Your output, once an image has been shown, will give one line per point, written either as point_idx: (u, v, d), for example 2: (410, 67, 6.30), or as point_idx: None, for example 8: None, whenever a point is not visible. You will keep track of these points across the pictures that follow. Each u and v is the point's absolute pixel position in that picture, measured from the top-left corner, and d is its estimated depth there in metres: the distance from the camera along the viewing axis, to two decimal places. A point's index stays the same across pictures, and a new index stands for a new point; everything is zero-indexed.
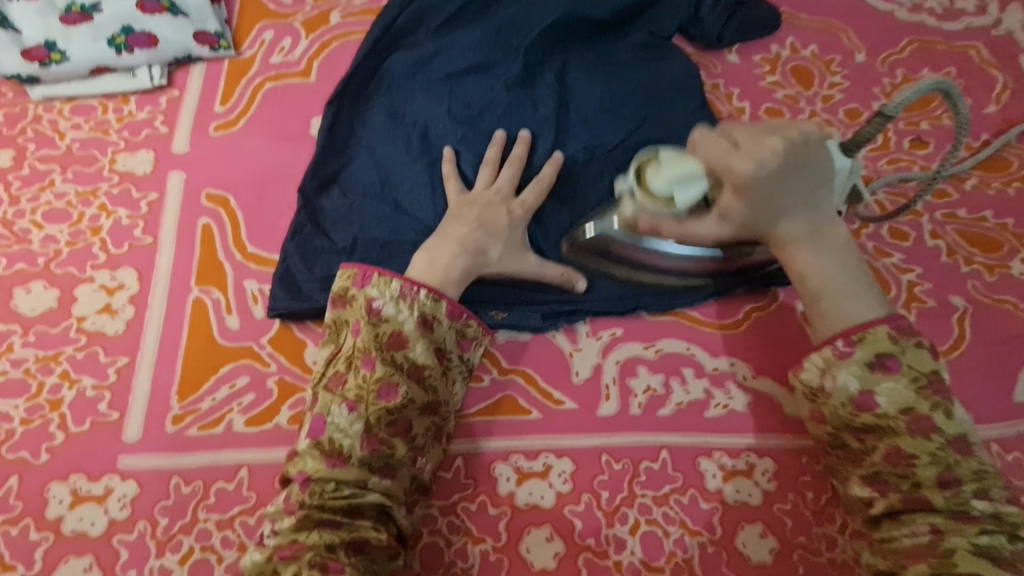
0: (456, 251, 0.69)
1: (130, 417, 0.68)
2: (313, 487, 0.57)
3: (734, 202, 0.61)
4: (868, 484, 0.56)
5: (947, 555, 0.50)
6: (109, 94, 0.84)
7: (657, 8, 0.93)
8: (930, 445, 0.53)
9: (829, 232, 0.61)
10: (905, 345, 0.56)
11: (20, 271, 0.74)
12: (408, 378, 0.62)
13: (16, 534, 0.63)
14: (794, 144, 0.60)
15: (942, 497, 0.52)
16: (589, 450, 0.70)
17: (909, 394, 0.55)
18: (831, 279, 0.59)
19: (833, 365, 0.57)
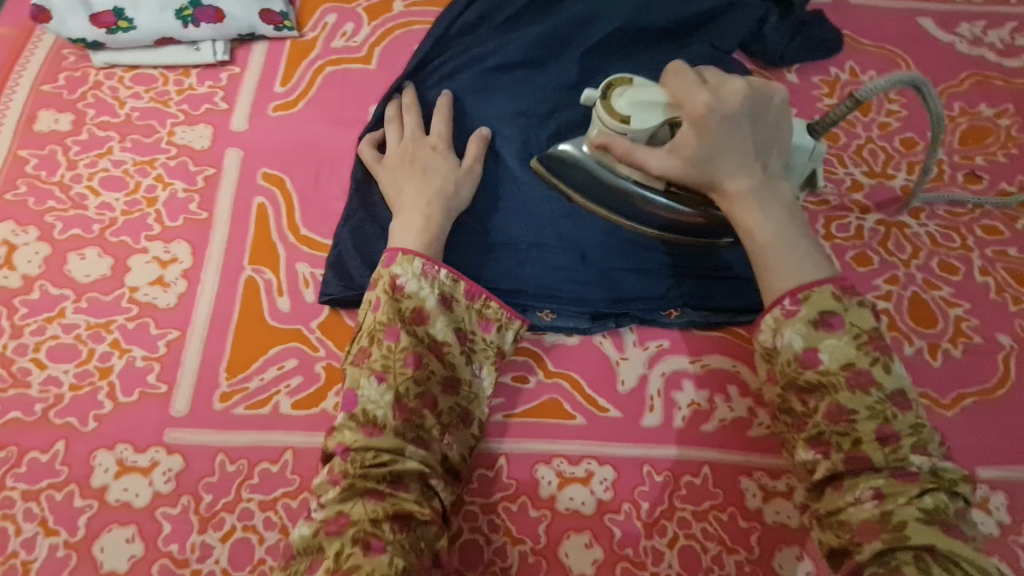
0: (427, 209, 0.71)
1: (178, 391, 0.68)
2: (352, 456, 0.57)
3: (691, 137, 0.61)
4: (811, 447, 0.56)
5: (898, 528, 0.50)
6: (171, 66, 0.84)
7: (723, 21, 0.91)
8: (869, 400, 0.54)
9: (774, 191, 0.62)
10: (848, 303, 0.56)
11: (75, 236, 0.74)
12: (431, 352, 0.64)
13: (61, 499, 0.63)
14: (758, 99, 0.63)
15: (882, 455, 0.52)
16: (631, 459, 0.70)
17: (851, 350, 0.54)
18: (776, 237, 0.60)
19: (781, 324, 0.57)
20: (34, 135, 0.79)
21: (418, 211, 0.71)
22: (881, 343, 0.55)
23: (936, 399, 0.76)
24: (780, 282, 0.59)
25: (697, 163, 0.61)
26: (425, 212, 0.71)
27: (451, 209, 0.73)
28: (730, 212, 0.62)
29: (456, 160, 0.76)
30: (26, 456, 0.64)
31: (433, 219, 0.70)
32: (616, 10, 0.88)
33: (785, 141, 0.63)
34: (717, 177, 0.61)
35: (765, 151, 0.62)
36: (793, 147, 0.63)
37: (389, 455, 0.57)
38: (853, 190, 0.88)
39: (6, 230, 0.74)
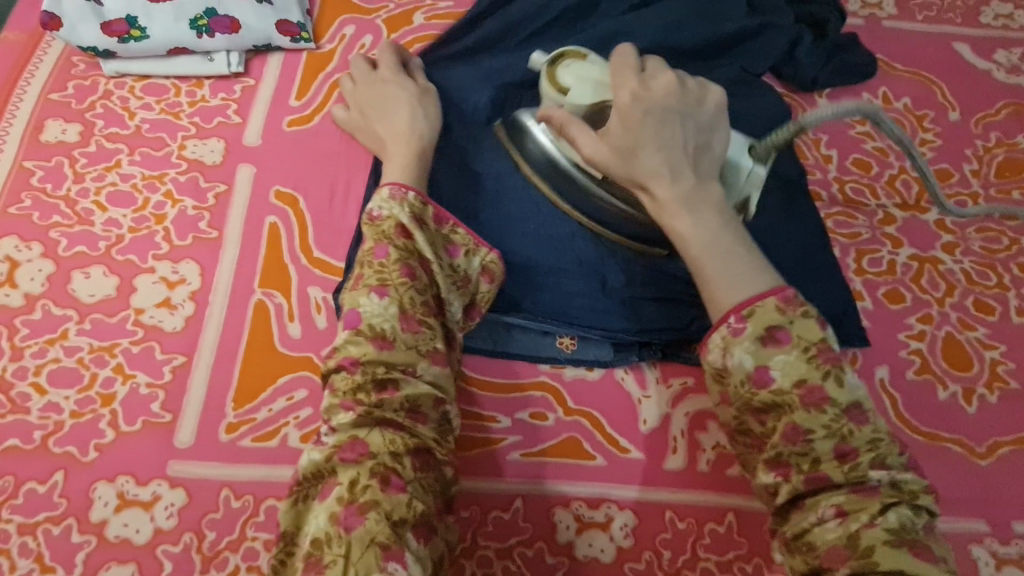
0: (407, 138, 0.71)
1: (183, 420, 0.65)
2: (364, 370, 0.54)
3: (617, 129, 0.58)
4: (771, 470, 0.51)
5: (866, 553, 0.46)
6: (183, 76, 0.82)
7: (753, 43, 0.88)
8: (824, 419, 0.49)
9: (704, 195, 0.57)
10: (792, 316, 0.51)
11: (80, 254, 0.71)
12: (423, 265, 0.62)
13: (58, 535, 0.60)
14: (690, 97, 0.59)
15: (841, 473, 0.49)
16: (652, 505, 0.67)
17: (803, 366, 0.50)
18: (706, 243, 0.55)
19: (730, 342, 0.52)
20: (40, 146, 0.76)
21: (400, 141, 0.71)
22: (833, 355, 0.50)
23: (971, 446, 0.73)
24: (718, 294, 0.54)
25: (623, 157, 0.58)
26: (407, 140, 0.71)
27: (427, 130, 0.73)
28: (659, 217, 0.58)
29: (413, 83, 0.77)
30: (23, 487, 0.62)
31: (415, 143, 0.71)
32: (642, 30, 0.85)
33: (718, 147, 0.60)
34: (645, 174, 0.57)
35: (696, 153, 0.58)
36: (732, 160, 0.63)
37: (400, 374, 0.55)
38: (885, 223, 0.84)
39: (9, 246, 0.71)
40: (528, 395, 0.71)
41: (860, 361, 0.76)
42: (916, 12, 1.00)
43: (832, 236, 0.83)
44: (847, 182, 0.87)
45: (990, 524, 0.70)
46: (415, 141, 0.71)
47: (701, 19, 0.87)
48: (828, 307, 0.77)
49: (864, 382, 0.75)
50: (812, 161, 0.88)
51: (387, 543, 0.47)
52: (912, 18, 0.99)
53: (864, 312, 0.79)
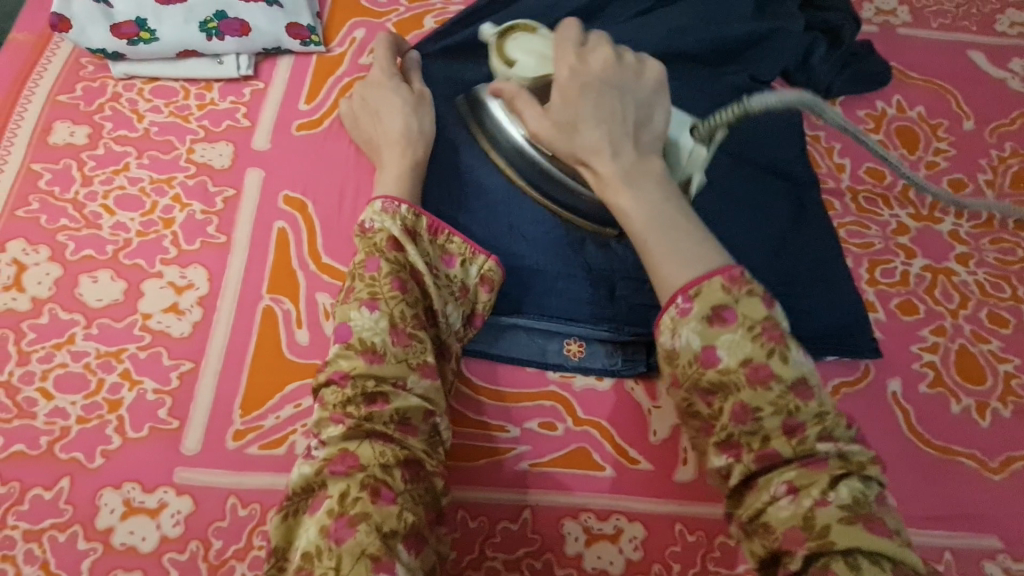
0: (401, 146, 0.70)
1: (190, 427, 0.65)
2: (354, 384, 0.54)
3: (557, 106, 0.58)
4: (722, 453, 0.51)
5: (822, 533, 0.45)
6: (192, 79, 0.81)
7: (765, 49, 0.87)
8: (771, 395, 0.49)
9: (644, 166, 0.56)
10: (738, 294, 0.50)
11: (88, 257, 0.71)
12: (414, 279, 0.62)
13: (64, 542, 0.60)
14: (626, 72, 0.59)
15: (790, 447, 0.49)
16: (662, 517, 0.66)
17: (748, 345, 0.49)
18: (648, 214, 0.54)
19: (677, 323, 0.51)
20: (48, 148, 0.76)
21: (394, 149, 0.70)
22: (776, 333, 0.49)
23: (984, 461, 0.72)
24: (669, 278, 0.52)
25: (564, 132, 0.58)
26: (401, 148, 0.70)
27: (419, 136, 0.72)
28: (603, 192, 0.57)
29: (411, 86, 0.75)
30: (29, 493, 0.61)
31: (409, 152, 0.70)
32: (652, 36, 0.85)
33: (657, 122, 0.59)
34: (586, 150, 0.57)
35: (636, 126, 0.58)
36: (673, 138, 0.64)
37: (389, 388, 0.55)
38: (898, 233, 0.83)
39: (16, 249, 0.70)
40: (537, 404, 0.71)
41: (872, 373, 0.76)
42: (930, 19, 0.99)
43: (845, 246, 0.82)
44: (860, 191, 0.86)
45: (1003, 540, 0.69)
46: (410, 148, 0.70)
47: (713, 25, 0.86)
48: (839, 318, 0.76)
49: (876, 394, 0.74)
50: (825, 170, 0.87)
51: (377, 555, 0.46)
52: (926, 25, 0.98)
53: (877, 324, 0.78)
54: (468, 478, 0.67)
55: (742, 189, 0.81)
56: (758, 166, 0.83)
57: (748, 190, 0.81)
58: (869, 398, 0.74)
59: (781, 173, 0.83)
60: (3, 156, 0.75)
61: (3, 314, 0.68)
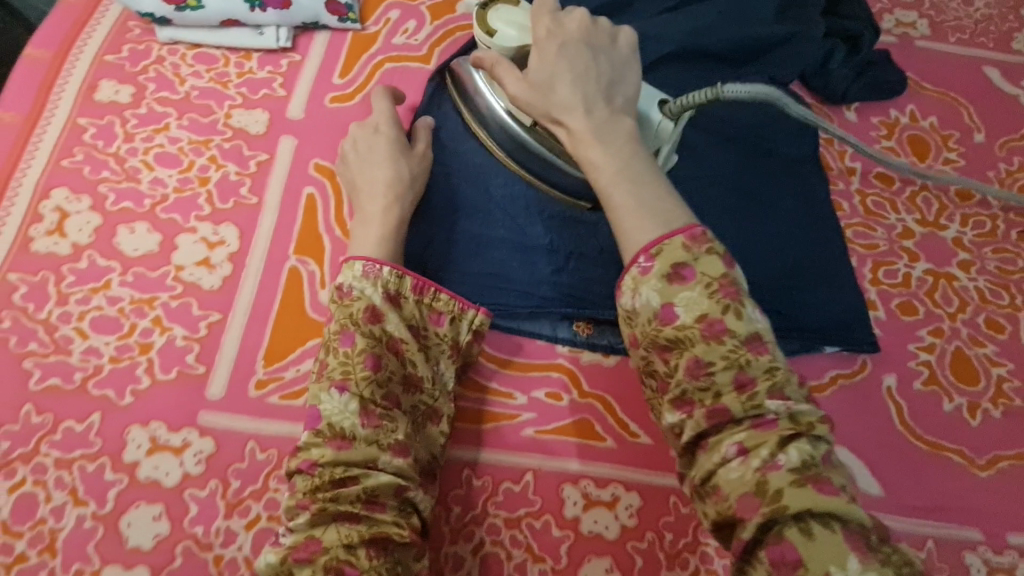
0: (386, 200, 0.71)
1: (216, 374, 0.68)
2: (321, 472, 0.56)
3: (536, 66, 0.62)
4: (676, 409, 0.54)
5: (775, 498, 0.47)
6: (233, 48, 0.85)
7: (783, 52, 0.90)
8: (723, 349, 0.52)
9: (615, 126, 0.60)
10: (698, 253, 0.53)
11: (126, 209, 0.74)
12: (390, 352, 0.63)
13: (92, 471, 0.63)
14: (601, 36, 0.64)
15: (739, 404, 0.51)
16: (658, 489, 0.69)
17: (704, 301, 0.52)
18: (615, 167, 0.58)
19: (639, 282, 0.54)
20: (94, 104, 0.80)
21: (377, 203, 0.71)
22: (731, 290, 0.53)
23: (971, 458, 0.75)
24: (632, 234, 0.56)
25: (542, 91, 0.62)
26: (385, 203, 0.71)
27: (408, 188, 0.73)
28: (576, 150, 0.61)
29: (399, 138, 0.76)
30: (62, 424, 0.65)
31: (394, 206, 0.71)
32: (676, 33, 0.88)
33: (630, 83, 0.64)
34: (560, 106, 0.61)
35: (608, 86, 0.62)
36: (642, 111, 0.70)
37: (360, 470, 0.56)
38: (903, 237, 0.86)
39: (60, 196, 0.74)
40: (546, 375, 0.74)
41: (869, 367, 0.78)
42: (949, 34, 1.01)
43: (850, 245, 0.85)
44: (869, 195, 0.88)
45: (984, 533, 0.71)
46: (393, 204, 0.71)
47: (737, 26, 0.89)
48: (839, 313, 0.79)
49: (871, 388, 0.77)
50: (836, 172, 0.89)
51: None
52: (945, 40, 1.01)
53: (877, 322, 0.81)
54: (476, 439, 0.70)
55: (754, 183, 0.84)
56: (772, 162, 0.86)
57: (759, 181, 0.84)
58: (864, 391, 0.77)
59: (794, 170, 0.86)
60: (51, 108, 0.79)
61: (44, 257, 0.71)
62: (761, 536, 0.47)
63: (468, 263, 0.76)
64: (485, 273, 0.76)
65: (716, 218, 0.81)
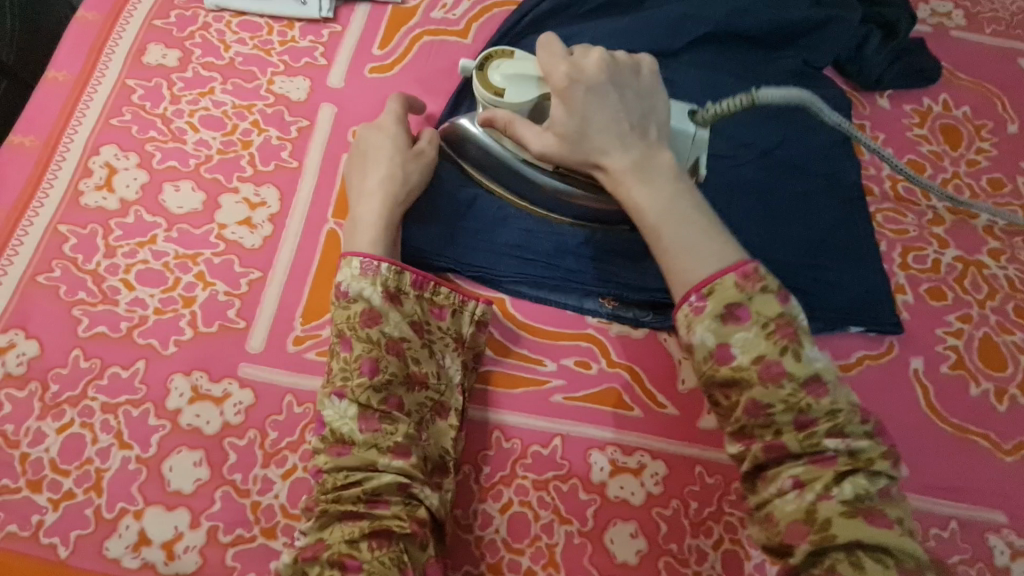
0: (379, 201, 0.70)
1: (256, 328, 0.70)
2: (326, 478, 0.58)
3: (561, 114, 0.59)
4: (736, 441, 0.53)
5: (825, 527, 0.48)
6: (277, 16, 0.86)
7: (818, 37, 0.90)
8: (782, 393, 0.50)
9: (653, 161, 0.58)
10: (752, 291, 0.52)
11: (172, 168, 0.76)
12: (388, 355, 0.63)
13: (137, 416, 0.66)
14: (620, 69, 0.60)
15: (798, 442, 0.50)
16: (684, 459, 0.70)
17: (762, 343, 0.50)
18: (661, 212, 0.56)
19: (692, 321, 0.52)
20: (142, 67, 0.82)
21: (368, 205, 0.70)
22: (789, 330, 0.51)
23: (997, 442, 0.75)
24: (684, 276, 0.54)
25: (573, 136, 0.59)
26: (378, 204, 0.70)
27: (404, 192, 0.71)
28: (617, 190, 0.58)
29: (406, 139, 0.74)
30: (108, 369, 0.67)
31: (386, 207, 0.70)
32: (712, 14, 0.88)
33: (659, 113, 0.61)
34: (595, 152, 0.58)
35: (640, 121, 0.59)
36: (676, 130, 0.65)
37: (362, 473, 0.57)
38: (934, 223, 0.86)
39: (108, 153, 0.77)
40: (574, 343, 0.75)
41: (896, 349, 0.79)
42: (985, 25, 1.01)
43: (880, 230, 0.85)
44: (901, 180, 0.89)
45: (1008, 515, 0.72)
46: (389, 207, 0.70)
47: (773, 9, 0.89)
48: (862, 292, 0.80)
49: (899, 370, 0.78)
50: (867, 157, 0.90)
51: None
52: (980, 31, 1.00)
53: (904, 305, 0.81)
54: (506, 403, 0.72)
55: (784, 164, 0.85)
56: (803, 144, 0.86)
57: (788, 160, 0.85)
58: (890, 373, 0.77)
59: (826, 153, 0.86)
60: (101, 70, 0.81)
61: (93, 211, 0.74)
62: (809, 565, 0.47)
63: (496, 234, 0.77)
64: (509, 244, 0.77)
65: (743, 196, 0.82)
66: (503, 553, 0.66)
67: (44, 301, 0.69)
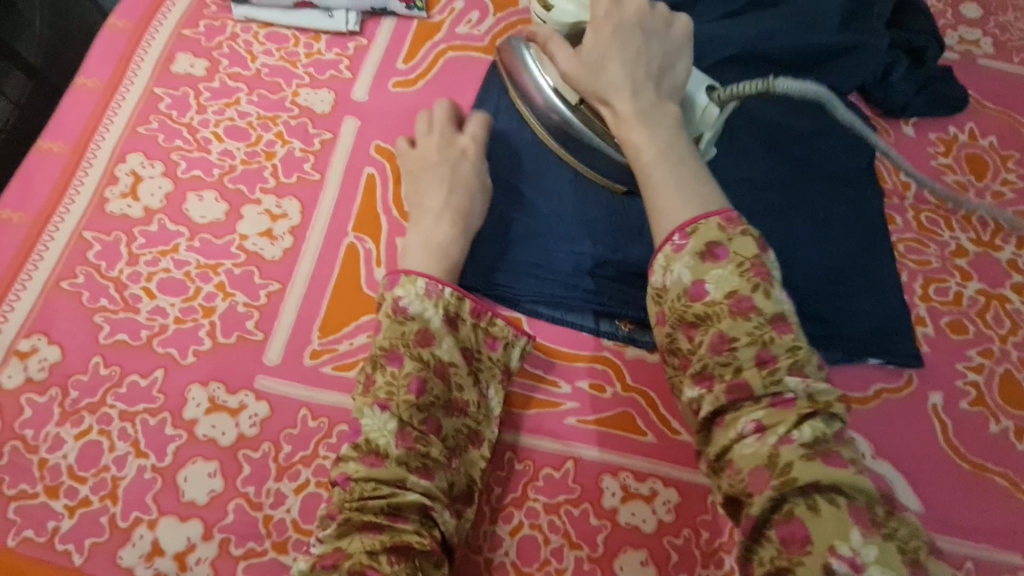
0: (453, 229, 0.71)
1: (274, 339, 0.70)
2: (352, 486, 0.57)
3: (588, 43, 0.60)
4: (696, 384, 0.52)
5: (784, 470, 0.46)
6: (303, 29, 0.87)
7: (844, 64, 0.89)
8: (748, 326, 0.50)
9: (660, 110, 0.59)
10: (733, 234, 0.53)
11: (196, 177, 0.77)
12: (437, 377, 0.63)
13: (154, 425, 0.66)
14: (655, 17, 0.61)
15: (760, 382, 0.49)
16: (696, 487, 0.70)
17: (735, 279, 0.51)
18: (657, 149, 0.58)
19: (671, 259, 0.53)
20: (171, 75, 0.83)
21: (443, 229, 0.71)
22: (764, 269, 0.51)
23: (1015, 482, 0.74)
24: (666, 215, 0.55)
25: (592, 71, 0.60)
26: (453, 231, 0.71)
27: (477, 218, 0.73)
28: (619, 129, 0.59)
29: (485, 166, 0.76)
30: (127, 378, 0.68)
31: (462, 237, 0.71)
32: (738, 37, 0.88)
33: (678, 70, 0.62)
34: (608, 89, 0.59)
35: (658, 72, 0.60)
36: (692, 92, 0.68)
37: (390, 487, 0.56)
38: (957, 255, 0.85)
39: (135, 161, 0.77)
40: (590, 366, 0.75)
41: (914, 383, 0.78)
42: (1013, 54, 1.00)
43: (902, 260, 0.84)
44: (923, 211, 0.88)
45: None
46: (459, 233, 0.71)
47: (800, 33, 0.89)
48: (884, 324, 0.79)
49: (917, 404, 0.77)
50: (890, 186, 0.89)
51: None
52: (1008, 59, 0.99)
53: (925, 338, 0.80)
54: (522, 424, 0.72)
55: (806, 190, 0.84)
56: (825, 170, 0.85)
57: (810, 186, 0.84)
58: (908, 408, 0.76)
59: (851, 179, 0.86)
60: (130, 78, 0.82)
61: (118, 219, 0.74)
62: (770, 512, 0.45)
63: (517, 252, 0.77)
64: (529, 263, 0.77)
65: (763, 221, 0.81)
66: None
67: (67, 307, 0.70)
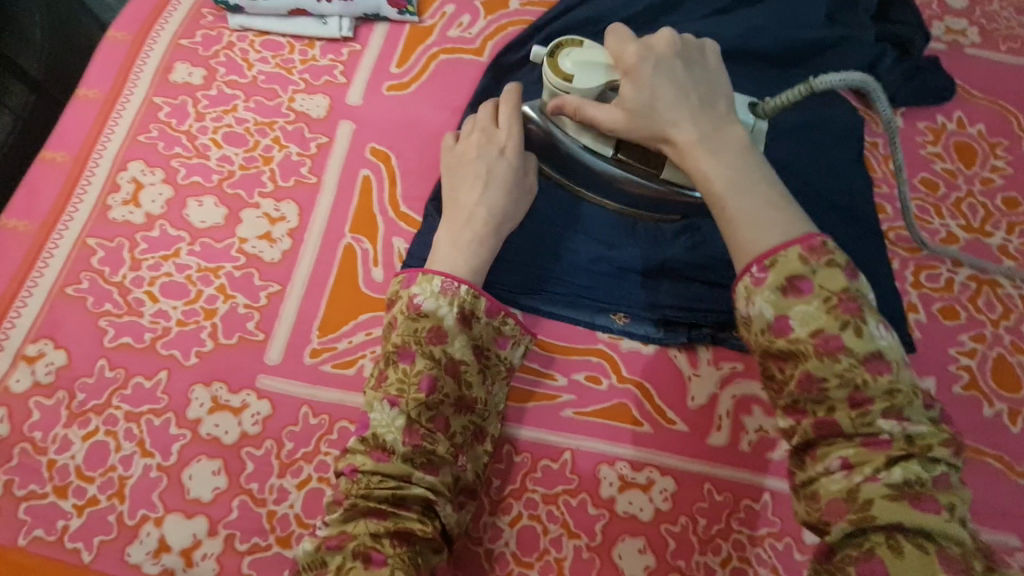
0: (481, 230, 0.68)
1: (274, 340, 0.72)
2: (359, 478, 0.59)
3: (630, 90, 0.59)
4: (788, 415, 0.51)
5: (863, 507, 0.46)
6: (298, 36, 0.89)
7: (832, 57, 0.90)
8: (839, 367, 0.48)
9: (724, 134, 0.57)
10: (816, 264, 0.50)
11: (195, 183, 0.79)
12: (449, 376, 0.63)
13: (159, 425, 0.68)
14: (688, 49, 0.62)
15: (851, 421, 0.48)
16: (692, 475, 0.71)
17: (822, 317, 0.49)
18: (731, 177, 0.55)
19: (752, 291, 0.51)
20: (168, 84, 0.85)
21: (473, 229, 0.68)
22: (852, 305, 0.49)
23: (1011, 464, 0.74)
24: (747, 247, 0.52)
25: (642, 114, 0.59)
26: (482, 230, 0.68)
27: (509, 219, 0.70)
28: (683, 163, 0.58)
29: (522, 163, 0.71)
30: (132, 379, 0.69)
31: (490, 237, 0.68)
32: (725, 34, 0.89)
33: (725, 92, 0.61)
34: (665, 126, 0.58)
35: (707, 97, 0.59)
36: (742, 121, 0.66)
37: (395, 481, 0.58)
38: (947, 242, 0.86)
39: (135, 169, 0.79)
40: (587, 359, 0.76)
41: None
42: (1000, 43, 1.00)
43: (893, 248, 0.85)
44: (912, 200, 0.89)
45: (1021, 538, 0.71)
46: (486, 230, 0.68)
47: (787, 29, 0.90)
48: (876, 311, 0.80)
49: None
50: (879, 175, 0.90)
51: None
52: (995, 48, 1.00)
53: (916, 324, 0.81)
54: (523, 417, 0.73)
55: (796, 180, 0.85)
56: (816, 161, 0.86)
57: (800, 177, 0.85)
58: None
59: (841, 169, 0.87)
60: (130, 88, 0.84)
61: (120, 225, 0.76)
62: (846, 543, 0.46)
63: (516, 251, 0.78)
64: (526, 261, 0.78)
65: None
66: (512, 566, 0.67)
67: (72, 312, 0.72)
